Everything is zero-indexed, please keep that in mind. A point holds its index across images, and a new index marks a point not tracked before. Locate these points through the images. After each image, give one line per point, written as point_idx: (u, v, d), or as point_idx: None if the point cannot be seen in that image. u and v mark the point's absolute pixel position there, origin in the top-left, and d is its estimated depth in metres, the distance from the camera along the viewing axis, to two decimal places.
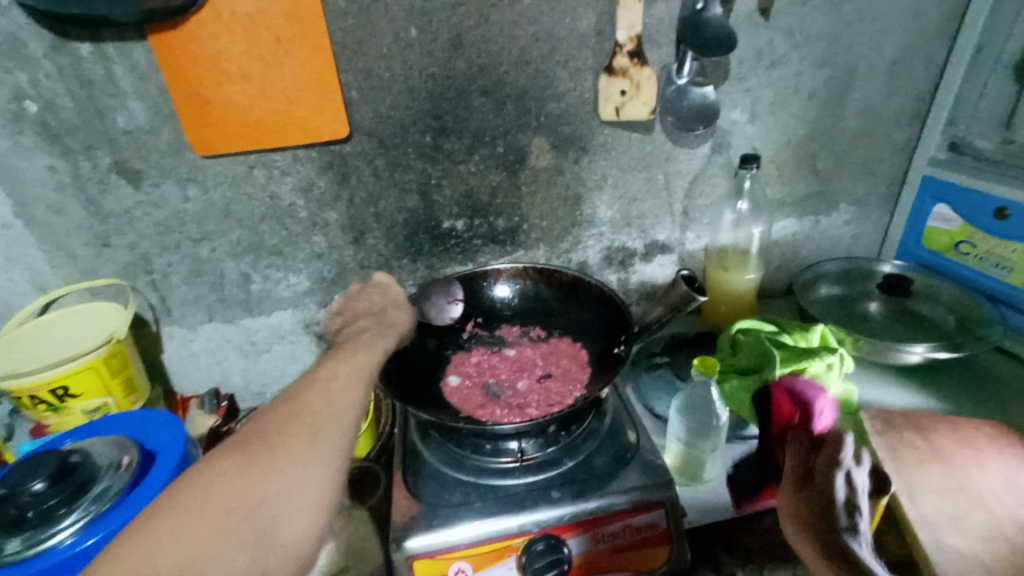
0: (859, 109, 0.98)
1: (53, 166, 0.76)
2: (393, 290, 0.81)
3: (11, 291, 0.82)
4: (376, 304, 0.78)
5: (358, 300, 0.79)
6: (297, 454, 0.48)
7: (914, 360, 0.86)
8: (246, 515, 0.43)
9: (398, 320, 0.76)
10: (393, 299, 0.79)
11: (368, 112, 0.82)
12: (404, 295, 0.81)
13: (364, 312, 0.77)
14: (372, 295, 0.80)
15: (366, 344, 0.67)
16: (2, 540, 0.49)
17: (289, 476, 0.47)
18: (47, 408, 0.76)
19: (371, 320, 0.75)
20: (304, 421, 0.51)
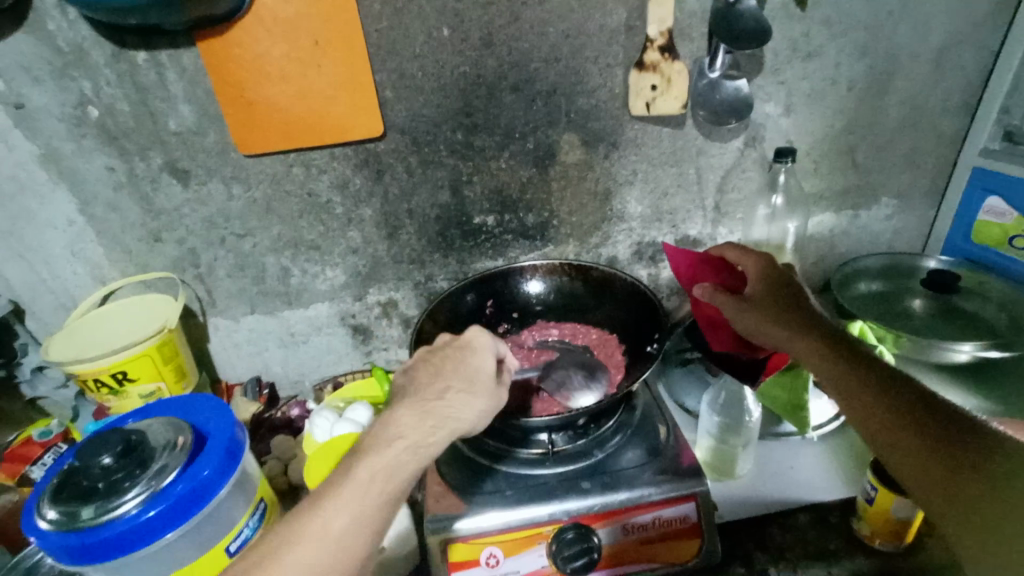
0: (901, 99, 0.95)
1: (112, 167, 0.81)
2: (483, 363, 0.67)
3: (73, 284, 0.88)
4: (444, 376, 0.64)
5: (429, 367, 0.66)
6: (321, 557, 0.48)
7: (962, 358, 0.83)
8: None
9: (468, 409, 0.62)
10: (484, 372, 0.66)
11: (402, 111, 0.84)
12: (490, 373, 0.66)
13: (416, 398, 0.61)
14: (455, 359, 0.67)
15: (400, 458, 0.55)
16: (77, 508, 0.54)
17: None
18: (105, 392, 0.81)
19: (430, 413, 0.60)
20: (328, 521, 0.49)
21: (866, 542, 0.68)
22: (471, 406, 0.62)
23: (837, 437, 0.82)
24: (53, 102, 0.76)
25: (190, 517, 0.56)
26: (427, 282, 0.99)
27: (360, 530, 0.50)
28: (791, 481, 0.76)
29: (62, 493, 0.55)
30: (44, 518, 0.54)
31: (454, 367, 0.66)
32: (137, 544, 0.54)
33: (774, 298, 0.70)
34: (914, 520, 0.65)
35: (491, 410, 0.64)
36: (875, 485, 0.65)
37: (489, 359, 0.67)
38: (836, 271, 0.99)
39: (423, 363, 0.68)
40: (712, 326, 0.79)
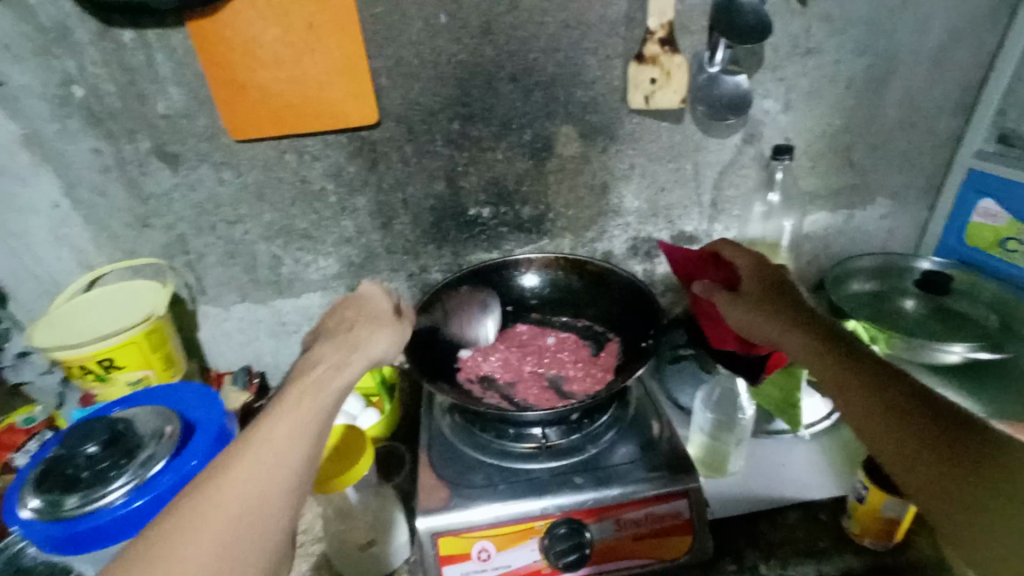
0: (899, 99, 0.95)
1: (97, 149, 0.79)
2: (381, 302, 0.70)
3: (57, 270, 0.86)
4: (351, 319, 0.67)
5: (334, 314, 0.69)
6: (275, 460, 0.48)
7: (953, 359, 0.82)
8: (249, 519, 0.44)
9: (374, 334, 0.64)
10: (383, 308, 0.69)
11: (398, 98, 0.83)
12: (385, 306, 0.70)
13: (330, 335, 0.64)
14: (347, 309, 0.69)
15: (324, 380, 0.57)
16: (61, 497, 0.52)
17: (266, 479, 0.47)
18: (92, 379, 0.80)
19: (342, 342, 0.62)
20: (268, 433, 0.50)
21: (855, 540, 0.69)
22: (377, 335, 0.64)
23: (830, 436, 0.83)
24: (37, 81, 0.74)
25: None
26: (421, 274, 0.97)
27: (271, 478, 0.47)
28: (782, 477, 0.77)
29: (44, 482, 0.54)
30: (26, 507, 0.53)
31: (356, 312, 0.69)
32: (124, 533, 0.53)
33: (765, 290, 0.70)
34: (904, 519, 0.65)
35: (397, 337, 0.65)
36: (867, 484, 0.66)
37: (388, 301, 0.71)
38: (830, 270, 0.99)
39: (328, 315, 0.70)
40: (710, 323, 0.78)
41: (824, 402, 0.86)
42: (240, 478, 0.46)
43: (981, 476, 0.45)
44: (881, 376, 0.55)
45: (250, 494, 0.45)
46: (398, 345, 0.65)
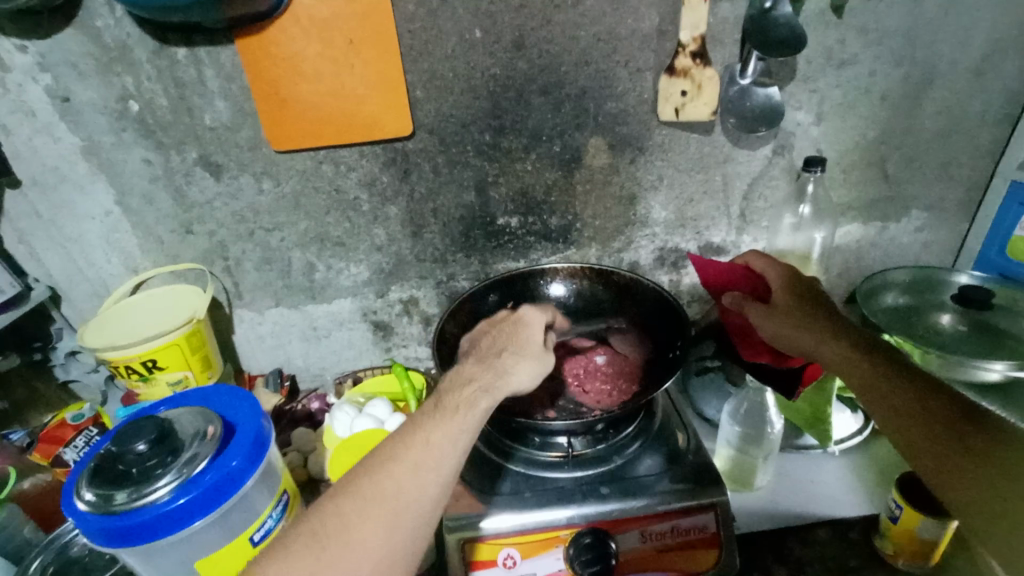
0: (938, 110, 0.93)
1: (148, 159, 0.83)
2: (534, 332, 0.73)
3: (108, 273, 0.91)
4: (501, 343, 0.70)
5: (487, 336, 0.73)
6: (410, 503, 0.53)
7: (993, 377, 0.81)
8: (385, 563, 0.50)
9: (520, 364, 0.66)
10: (535, 340, 0.71)
11: (431, 111, 0.85)
12: (539, 341, 0.71)
13: (479, 357, 0.68)
14: (508, 329, 0.73)
15: (472, 399, 0.62)
16: (114, 491, 0.56)
17: (405, 521, 0.52)
18: (136, 379, 0.84)
19: (491, 364, 0.66)
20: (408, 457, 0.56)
21: (889, 561, 0.68)
22: (522, 366, 0.67)
23: (862, 451, 0.82)
24: (96, 96, 0.78)
25: (218, 506, 0.57)
26: (449, 282, 0.99)
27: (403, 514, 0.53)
28: (811, 494, 0.76)
29: (99, 476, 0.57)
30: (82, 499, 0.56)
31: (510, 336, 0.72)
32: (169, 529, 0.56)
33: (797, 303, 0.70)
34: (941, 541, 0.64)
35: (540, 368, 0.67)
36: (901, 504, 0.65)
37: (540, 334, 0.72)
38: (863, 282, 0.98)
39: (484, 334, 0.74)
40: (742, 337, 0.78)
41: (855, 418, 0.85)
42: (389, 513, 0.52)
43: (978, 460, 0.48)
44: (929, 386, 0.55)
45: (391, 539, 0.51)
46: (539, 378, 0.67)
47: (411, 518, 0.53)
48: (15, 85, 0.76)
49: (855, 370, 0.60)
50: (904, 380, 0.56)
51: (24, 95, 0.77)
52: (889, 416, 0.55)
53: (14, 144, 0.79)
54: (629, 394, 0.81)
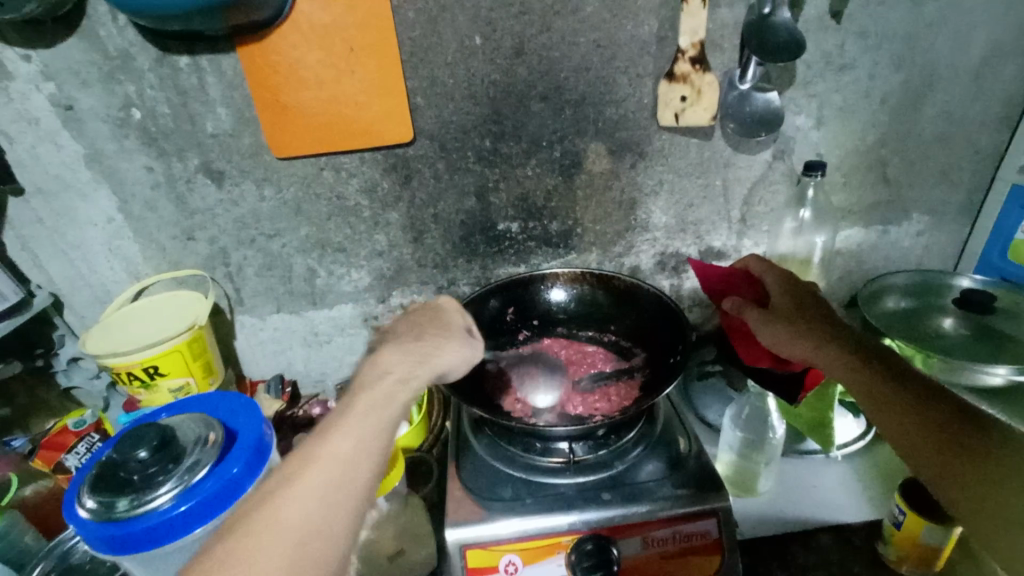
0: (937, 114, 0.93)
1: (150, 167, 0.84)
2: (453, 317, 0.73)
3: (110, 279, 0.91)
4: (421, 326, 0.70)
5: (406, 321, 0.71)
6: (332, 482, 0.50)
7: (997, 381, 0.79)
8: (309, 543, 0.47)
9: (445, 347, 0.66)
10: (457, 324, 0.71)
11: (432, 118, 0.85)
12: (459, 323, 0.72)
13: (398, 344, 0.65)
14: (423, 317, 0.72)
15: (391, 392, 0.59)
16: (115, 499, 0.55)
17: (326, 496, 0.49)
18: (137, 385, 0.84)
19: (412, 351, 0.64)
20: (332, 448, 0.52)
21: (892, 566, 0.68)
22: (447, 348, 0.66)
23: (863, 455, 0.81)
24: (99, 104, 0.79)
25: (219, 514, 0.57)
26: (450, 287, 0.99)
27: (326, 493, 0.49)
28: (814, 498, 0.75)
29: (99, 484, 0.57)
30: (83, 507, 0.56)
31: (430, 321, 0.71)
32: (170, 537, 0.56)
33: (798, 308, 0.70)
34: (944, 547, 0.64)
35: (467, 355, 0.67)
36: (903, 509, 0.64)
37: (461, 318, 0.73)
38: (864, 286, 0.98)
39: (400, 321, 0.72)
40: (743, 340, 0.77)
41: (858, 422, 0.84)
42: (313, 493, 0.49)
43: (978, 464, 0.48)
44: (926, 392, 0.55)
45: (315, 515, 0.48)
46: (466, 365, 0.67)
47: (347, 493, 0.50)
48: (19, 94, 0.77)
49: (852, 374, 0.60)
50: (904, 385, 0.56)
51: (28, 103, 0.77)
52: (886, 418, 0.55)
53: (18, 153, 0.80)
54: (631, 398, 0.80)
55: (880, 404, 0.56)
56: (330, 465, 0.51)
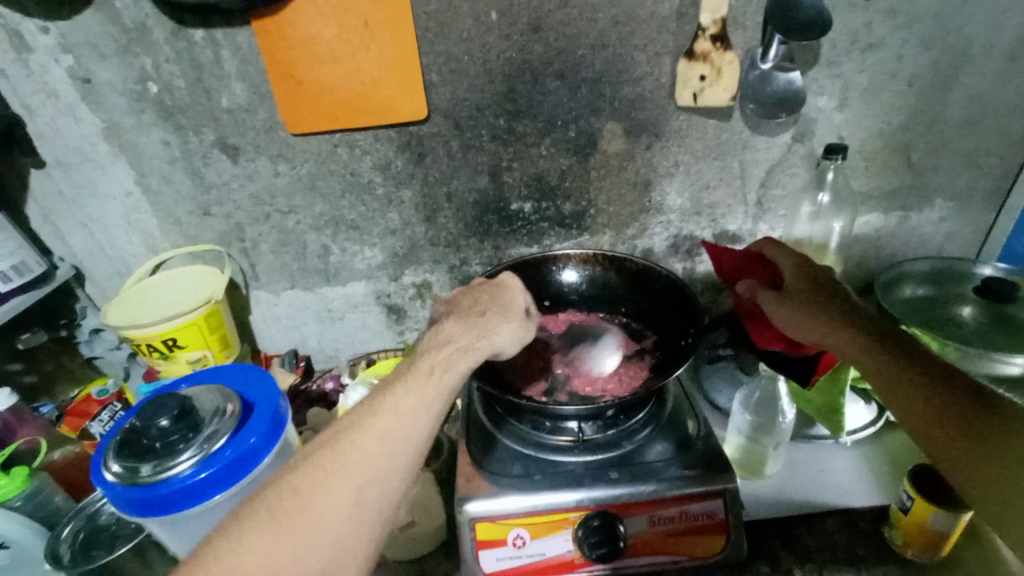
0: (966, 96, 0.90)
1: (167, 141, 0.84)
2: (516, 297, 0.69)
3: (129, 253, 0.93)
4: (482, 303, 0.68)
5: (468, 295, 0.70)
6: (389, 432, 0.54)
7: (1014, 371, 0.78)
8: (368, 489, 0.52)
9: (501, 325, 0.64)
10: (518, 304, 0.68)
11: (446, 95, 0.85)
12: (523, 304, 0.69)
13: (462, 316, 0.66)
14: (480, 294, 0.70)
15: (451, 360, 0.60)
16: (138, 464, 0.57)
17: (385, 446, 0.53)
18: (156, 356, 0.86)
19: (472, 326, 0.64)
20: (393, 401, 0.56)
21: (898, 551, 0.67)
22: (505, 327, 0.64)
23: (874, 442, 0.81)
24: (116, 78, 0.79)
25: (236, 481, 0.59)
26: (462, 266, 1.00)
27: (382, 447, 0.53)
28: (822, 483, 0.76)
29: (124, 449, 0.59)
30: (109, 471, 0.58)
31: (491, 298, 0.69)
32: (190, 502, 0.58)
33: (814, 291, 0.69)
34: (953, 533, 0.64)
35: (521, 334, 0.65)
36: (912, 495, 0.65)
37: (523, 297, 0.69)
38: (882, 273, 0.96)
39: (462, 295, 0.71)
40: (754, 322, 0.78)
41: (869, 408, 0.84)
42: (369, 442, 0.53)
43: (986, 444, 0.48)
44: (933, 368, 0.55)
45: (370, 467, 0.52)
46: (521, 343, 0.65)
47: (403, 444, 0.54)
48: (38, 66, 0.77)
49: (864, 353, 0.60)
50: (912, 365, 0.56)
51: (47, 76, 0.78)
52: (896, 399, 0.56)
53: (38, 126, 0.81)
54: (640, 381, 0.81)
55: (884, 386, 0.57)
56: (389, 417, 0.55)
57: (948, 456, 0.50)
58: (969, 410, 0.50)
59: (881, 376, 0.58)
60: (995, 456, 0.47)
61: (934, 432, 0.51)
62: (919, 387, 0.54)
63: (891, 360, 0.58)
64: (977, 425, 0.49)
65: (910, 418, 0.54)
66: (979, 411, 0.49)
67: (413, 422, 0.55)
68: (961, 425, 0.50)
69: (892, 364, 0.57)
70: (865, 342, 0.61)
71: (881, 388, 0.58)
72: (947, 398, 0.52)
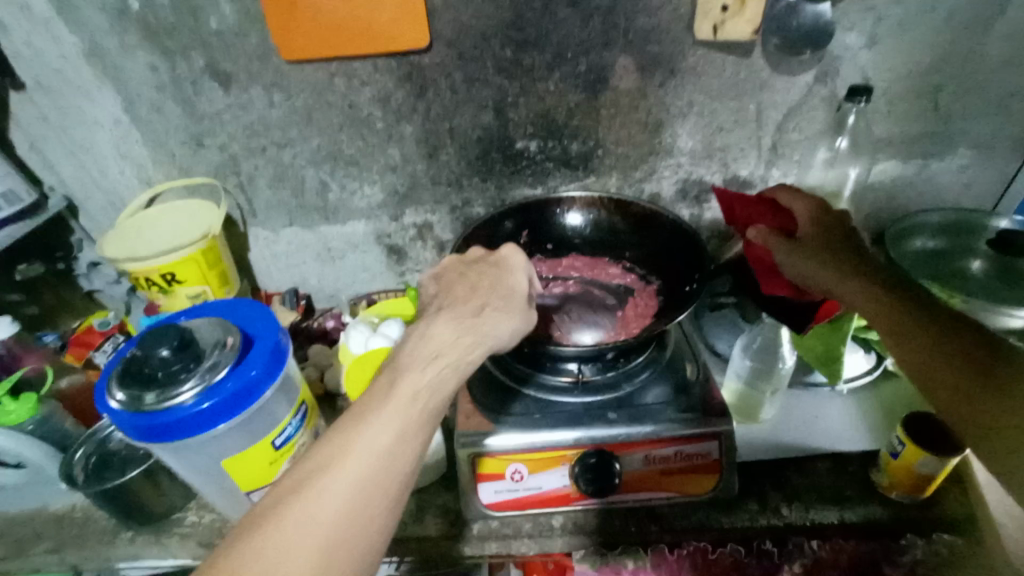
0: (1006, 36, 0.85)
1: (154, 66, 0.80)
2: (513, 279, 0.67)
3: (121, 185, 0.90)
4: (480, 290, 0.65)
5: (464, 281, 0.66)
6: (408, 407, 0.52)
7: (1016, 324, 0.78)
8: (386, 460, 0.48)
9: (500, 323, 0.61)
10: (518, 291, 0.66)
11: (450, 21, 0.79)
12: (522, 292, 0.66)
13: (457, 308, 0.62)
14: (482, 275, 0.67)
15: (452, 356, 0.57)
16: (141, 392, 0.58)
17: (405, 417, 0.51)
18: (156, 291, 0.85)
19: (465, 320, 0.60)
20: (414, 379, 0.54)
21: (882, 492, 0.69)
22: (503, 322, 0.61)
23: (871, 392, 0.82)
24: None
25: (240, 411, 0.60)
26: (464, 207, 0.97)
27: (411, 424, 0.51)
28: (815, 428, 0.78)
29: (127, 377, 0.60)
30: (114, 398, 0.59)
31: (490, 283, 0.66)
32: (196, 430, 0.58)
33: (825, 240, 0.67)
34: (937, 476, 0.65)
35: (522, 329, 0.63)
36: (904, 440, 0.66)
37: (524, 278, 0.67)
38: (894, 223, 0.94)
39: (457, 278, 0.67)
40: (762, 270, 0.75)
41: (868, 358, 0.85)
42: (388, 414, 0.51)
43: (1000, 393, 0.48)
44: (947, 316, 0.55)
45: (388, 437, 0.49)
46: (519, 337, 0.62)
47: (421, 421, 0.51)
48: None
49: (873, 299, 0.59)
50: (921, 310, 0.56)
51: None
52: (901, 343, 0.55)
53: (17, 45, 0.76)
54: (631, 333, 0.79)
55: (889, 331, 0.56)
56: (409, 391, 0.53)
57: (950, 402, 0.51)
58: (985, 358, 0.50)
59: (887, 321, 0.57)
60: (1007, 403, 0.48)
61: (942, 379, 0.51)
62: (931, 330, 0.54)
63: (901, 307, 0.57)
64: (994, 373, 0.49)
65: (918, 362, 0.53)
66: (992, 358, 0.50)
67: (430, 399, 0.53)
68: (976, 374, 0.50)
69: (900, 306, 0.57)
70: (879, 289, 0.60)
71: (886, 332, 0.57)
72: (964, 347, 0.52)
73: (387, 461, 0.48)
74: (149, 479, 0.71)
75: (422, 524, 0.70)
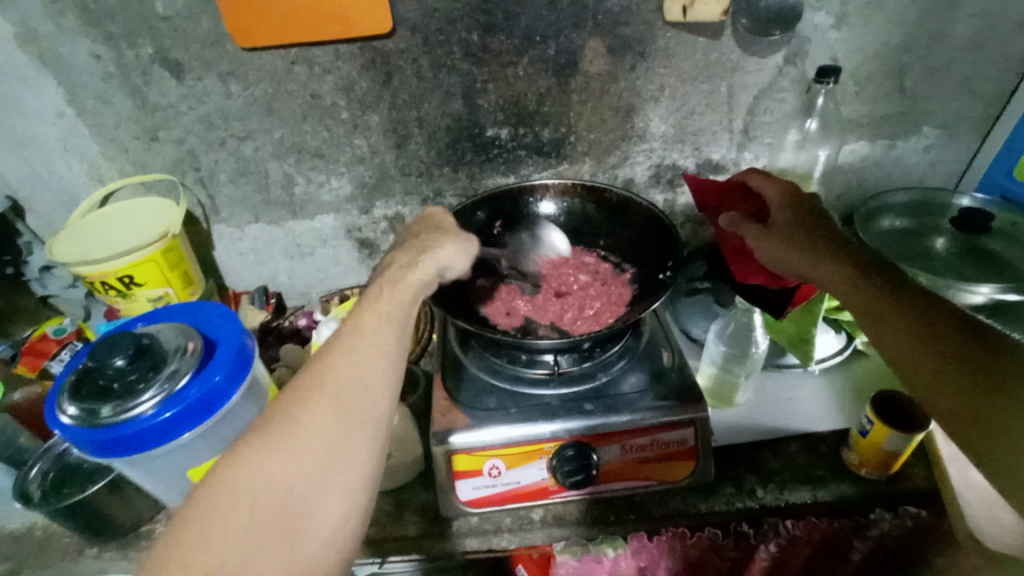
0: (970, 14, 0.85)
1: (97, 54, 0.75)
2: (443, 221, 0.72)
3: (72, 182, 0.86)
4: (420, 234, 0.69)
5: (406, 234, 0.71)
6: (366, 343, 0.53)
7: (977, 300, 0.80)
8: (353, 389, 0.50)
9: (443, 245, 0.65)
10: (448, 225, 0.71)
11: (413, 4, 0.76)
12: (452, 225, 0.71)
13: (407, 244, 0.66)
14: (417, 227, 0.71)
15: (406, 281, 0.60)
16: (97, 406, 0.55)
17: (361, 353, 0.52)
18: (114, 295, 0.82)
19: (415, 247, 0.65)
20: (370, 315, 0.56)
21: (853, 469, 0.71)
22: (447, 245, 0.65)
23: (842, 370, 0.84)
24: None
25: (205, 419, 0.58)
26: (436, 198, 0.95)
27: (374, 358, 0.52)
28: (789, 410, 0.79)
29: (81, 390, 0.57)
30: (66, 413, 0.56)
31: (424, 229, 0.70)
32: (157, 441, 0.56)
33: (797, 222, 0.67)
34: (904, 452, 0.67)
35: (467, 248, 0.67)
36: (872, 419, 0.67)
37: (449, 218, 0.73)
38: (863, 205, 0.95)
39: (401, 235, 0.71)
40: (737, 257, 0.76)
41: (839, 338, 0.87)
42: (343, 353, 0.52)
43: (978, 373, 0.46)
44: (927, 299, 0.53)
45: (352, 372, 0.51)
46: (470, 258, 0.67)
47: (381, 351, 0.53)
48: None
49: (852, 286, 0.59)
50: (907, 295, 0.55)
51: None
52: (882, 332, 0.54)
53: None
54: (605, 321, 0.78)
55: (868, 317, 0.56)
56: (368, 326, 0.55)
57: (927, 387, 0.49)
58: (966, 340, 0.48)
59: (871, 309, 0.56)
60: (983, 384, 0.46)
61: (920, 363, 0.50)
62: (912, 318, 0.52)
63: (882, 294, 0.56)
64: (972, 353, 0.47)
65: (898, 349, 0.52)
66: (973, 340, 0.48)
67: (385, 335, 0.54)
68: (955, 357, 0.48)
69: (876, 291, 0.56)
70: (857, 272, 0.59)
71: (867, 320, 0.56)
72: (945, 331, 0.50)
73: (356, 393, 0.50)
74: (114, 492, 0.68)
75: (401, 522, 0.70)
